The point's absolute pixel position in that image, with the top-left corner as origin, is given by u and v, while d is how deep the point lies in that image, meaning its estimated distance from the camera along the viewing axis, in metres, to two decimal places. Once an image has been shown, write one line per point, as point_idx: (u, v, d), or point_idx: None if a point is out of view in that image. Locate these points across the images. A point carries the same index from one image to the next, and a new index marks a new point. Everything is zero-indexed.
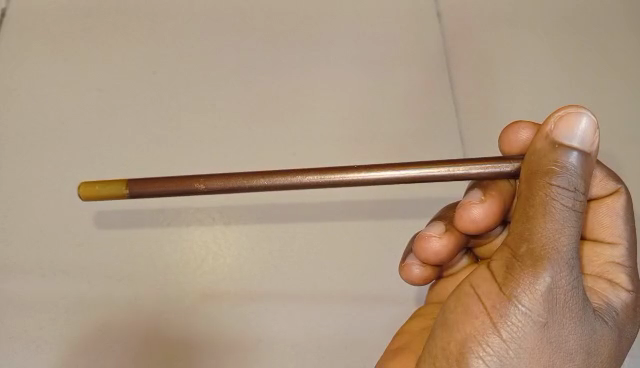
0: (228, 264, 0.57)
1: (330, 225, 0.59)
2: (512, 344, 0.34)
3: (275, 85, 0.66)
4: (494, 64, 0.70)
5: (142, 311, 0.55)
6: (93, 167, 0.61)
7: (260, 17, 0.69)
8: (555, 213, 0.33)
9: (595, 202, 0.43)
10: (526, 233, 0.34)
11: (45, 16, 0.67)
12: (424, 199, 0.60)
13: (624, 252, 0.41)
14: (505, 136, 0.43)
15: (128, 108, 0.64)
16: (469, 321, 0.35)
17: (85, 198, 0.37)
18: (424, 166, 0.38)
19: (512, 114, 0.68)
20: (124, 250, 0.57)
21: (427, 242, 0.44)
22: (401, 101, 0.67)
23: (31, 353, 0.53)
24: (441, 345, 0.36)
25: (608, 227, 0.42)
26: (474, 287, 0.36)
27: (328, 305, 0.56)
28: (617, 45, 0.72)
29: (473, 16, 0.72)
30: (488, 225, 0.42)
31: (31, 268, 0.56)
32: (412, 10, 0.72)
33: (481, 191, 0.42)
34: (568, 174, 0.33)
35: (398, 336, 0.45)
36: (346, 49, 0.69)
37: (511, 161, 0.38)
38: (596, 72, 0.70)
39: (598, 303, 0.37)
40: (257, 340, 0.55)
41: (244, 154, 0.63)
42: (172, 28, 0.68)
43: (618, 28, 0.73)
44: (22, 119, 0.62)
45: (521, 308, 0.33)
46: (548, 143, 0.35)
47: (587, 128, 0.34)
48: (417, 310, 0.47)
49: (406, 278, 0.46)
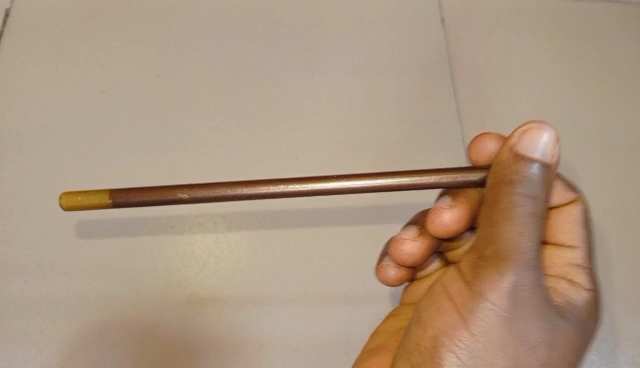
0: (228, 268, 0.58)
1: (328, 234, 0.59)
2: (482, 339, 0.34)
3: (278, 88, 0.67)
4: (493, 69, 0.71)
5: (143, 314, 0.55)
6: (96, 170, 0.61)
7: (262, 20, 0.70)
8: (519, 217, 0.34)
9: (556, 209, 0.43)
10: (491, 237, 0.35)
11: (48, 18, 0.68)
12: (420, 206, 0.61)
13: (581, 255, 0.41)
14: (473, 145, 0.44)
15: (132, 111, 0.64)
16: (441, 318, 0.36)
17: (67, 208, 0.37)
18: (398, 176, 0.39)
19: (514, 119, 0.68)
20: (126, 251, 0.58)
21: (400, 244, 0.46)
22: (402, 106, 0.67)
23: (31, 355, 0.53)
24: (416, 342, 0.37)
25: (567, 232, 0.43)
26: (447, 288, 0.37)
27: (329, 311, 0.57)
28: (616, 54, 0.73)
29: (474, 20, 0.73)
30: (458, 230, 0.43)
31: (33, 270, 0.56)
32: (414, 13, 0.72)
33: (451, 198, 0.43)
34: (529, 183, 0.34)
35: (374, 335, 0.47)
36: (349, 53, 0.69)
37: (478, 171, 0.38)
38: (596, 81, 0.71)
39: (561, 301, 0.37)
40: (258, 344, 0.55)
41: (247, 156, 0.63)
42: (180, 30, 0.68)
43: (616, 37, 0.74)
44: (26, 121, 0.63)
45: (489, 305, 0.34)
46: (512, 155, 0.35)
47: (547, 141, 0.35)
48: (391, 311, 0.50)
49: (381, 279, 0.48)
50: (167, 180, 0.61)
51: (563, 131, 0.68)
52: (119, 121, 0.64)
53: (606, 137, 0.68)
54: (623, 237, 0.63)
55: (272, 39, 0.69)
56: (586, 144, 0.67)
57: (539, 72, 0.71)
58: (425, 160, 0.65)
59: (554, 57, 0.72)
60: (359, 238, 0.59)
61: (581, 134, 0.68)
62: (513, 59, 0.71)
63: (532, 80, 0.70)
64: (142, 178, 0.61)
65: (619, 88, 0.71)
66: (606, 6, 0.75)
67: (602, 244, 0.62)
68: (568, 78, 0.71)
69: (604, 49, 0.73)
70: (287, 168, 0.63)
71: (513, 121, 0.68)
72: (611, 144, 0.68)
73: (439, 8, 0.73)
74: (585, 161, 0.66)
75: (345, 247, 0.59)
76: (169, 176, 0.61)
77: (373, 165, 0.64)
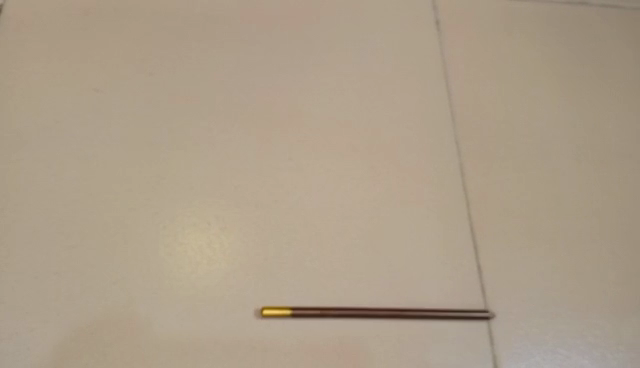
0: (220, 271, 0.56)
1: (323, 235, 0.59)
2: None
3: (272, 91, 0.68)
4: (483, 76, 0.72)
5: (136, 313, 0.53)
6: (89, 168, 0.60)
7: (258, 32, 0.72)
8: None
9: None
10: None
11: (44, 24, 0.68)
12: (413, 208, 0.62)
13: None
14: None
15: (127, 110, 0.64)
16: None
17: None
18: None
19: (508, 125, 0.68)
20: (119, 249, 0.56)
21: None
22: (395, 110, 0.68)
23: (18, 356, 0.50)
24: None
25: None
26: None
27: (323, 313, 0.55)
28: (604, 69, 0.75)
29: (462, 32, 0.75)
30: None
31: (23, 268, 0.54)
32: (407, 28, 0.74)
33: None
34: None
35: None
36: (341, 60, 0.71)
37: None
38: (585, 91, 0.72)
39: None
40: (255, 344, 0.53)
41: (240, 158, 0.63)
42: (174, 35, 0.70)
43: (598, 47, 0.76)
44: (20, 120, 0.62)
45: None
46: None
47: None
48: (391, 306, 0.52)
49: None
50: (161, 178, 0.60)
51: (554, 135, 0.68)
52: (114, 121, 0.63)
53: (597, 144, 0.68)
54: (619, 242, 0.62)
55: (268, 49, 0.71)
56: (579, 147, 0.68)
57: (530, 83, 0.72)
58: (420, 165, 0.65)
59: (543, 69, 0.73)
60: (353, 242, 0.59)
61: (574, 138, 0.68)
62: (504, 70, 0.73)
63: (522, 86, 0.72)
64: (136, 177, 0.60)
65: (608, 99, 0.72)
66: (585, 20, 0.79)
67: (601, 244, 0.62)
68: (558, 88, 0.72)
69: (592, 64, 0.75)
70: (281, 171, 0.62)
71: (506, 127, 0.68)
72: (602, 151, 0.68)
73: (434, 23, 0.75)
74: (578, 167, 0.66)
75: (340, 252, 0.58)
76: (162, 176, 0.60)
77: (368, 167, 0.64)
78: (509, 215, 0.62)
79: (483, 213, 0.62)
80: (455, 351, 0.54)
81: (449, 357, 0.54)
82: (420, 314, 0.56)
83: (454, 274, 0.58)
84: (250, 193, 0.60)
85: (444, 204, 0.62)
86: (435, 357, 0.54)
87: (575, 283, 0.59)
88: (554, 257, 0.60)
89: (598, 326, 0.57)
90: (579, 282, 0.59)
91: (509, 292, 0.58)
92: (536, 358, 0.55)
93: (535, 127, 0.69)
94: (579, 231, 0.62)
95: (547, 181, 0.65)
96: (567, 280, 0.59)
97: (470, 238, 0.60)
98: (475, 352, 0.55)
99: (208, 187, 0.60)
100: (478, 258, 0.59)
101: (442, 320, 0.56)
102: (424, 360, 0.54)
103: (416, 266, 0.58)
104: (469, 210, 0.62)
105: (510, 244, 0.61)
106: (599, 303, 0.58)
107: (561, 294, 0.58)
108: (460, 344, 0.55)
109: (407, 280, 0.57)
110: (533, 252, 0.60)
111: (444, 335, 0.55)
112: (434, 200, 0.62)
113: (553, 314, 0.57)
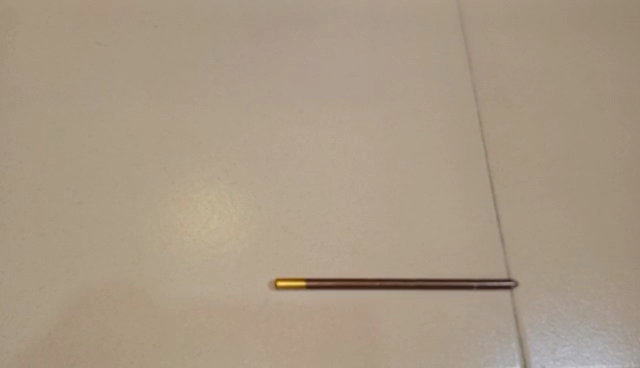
0: (230, 226, 0.54)
1: (335, 189, 0.57)
2: None
3: (280, 43, 0.65)
4: (500, 24, 0.69)
5: (144, 271, 0.51)
6: (94, 124, 0.58)
7: None
8: None
9: None
10: None
11: None
12: (429, 161, 0.59)
13: None
14: None
15: (130, 64, 0.62)
16: None
17: None
18: None
19: (526, 73, 0.66)
20: (126, 206, 0.54)
21: None
22: (408, 61, 0.65)
23: (28, 314, 0.49)
24: None
25: None
26: None
27: (337, 271, 0.53)
28: (628, 10, 0.71)
29: None
30: None
31: (31, 226, 0.52)
32: None
33: None
34: None
35: None
36: (352, 12, 0.68)
37: None
38: (609, 34, 0.69)
39: None
40: (266, 300, 0.51)
41: (248, 111, 0.60)
42: None
43: None
44: (22, 76, 0.60)
45: None
46: None
47: None
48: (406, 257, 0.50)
49: None
50: (167, 133, 0.58)
51: (575, 81, 0.65)
52: (119, 77, 0.61)
53: (622, 89, 0.65)
54: None
55: (274, 1, 0.68)
56: (603, 93, 0.65)
57: (549, 29, 0.69)
58: (435, 116, 0.62)
59: (562, 15, 0.70)
60: (367, 195, 0.57)
61: (597, 84, 0.65)
62: (521, 17, 0.70)
63: (540, 33, 0.69)
64: (142, 132, 0.58)
65: (633, 42, 0.68)
66: None
67: (629, 192, 0.59)
68: (579, 32, 0.69)
69: (616, 6, 0.71)
70: (291, 123, 0.60)
71: (523, 74, 0.66)
72: (627, 96, 0.65)
73: None
74: (601, 112, 0.63)
75: (354, 204, 0.56)
76: (169, 130, 0.58)
77: (381, 120, 0.61)
78: (529, 165, 0.60)
79: (501, 164, 0.60)
80: (473, 300, 0.52)
81: (467, 308, 0.52)
82: (437, 269, 0.54)
83: (473, 226, 0.56)
84: (259, 147, 0.58)
85: (461, 156, 0.60)
86: (453, 308, 0.52)
87: (598, 232, 0.56)
88: (577, 206, 0.58)
89: (624, 276, 0.54)
90: (603, 231, 0.56)
91: (530, 244, 0.56)
92: (558, 309, 0.53)
93: (555, 75, 0.66)
94: (602, 179, 0.59)
95: (568, 129, 0.62)
96: (589, 230, 0.56)
97: (489, 189, 0.58)
98: (494, 303, 0.53)
99: (216, 141, 0.58)
100: (497, 209, 0.57)
101: (460, 272, 0.54)
102: (442, 312, 0.52)
103: (432, 219, 0.56)
104: (487, 161, 0.60)
105: (530, 194, 0.58)
106: (626, 253, 0.55)
107: (584, 246, 0.56)
108: (479, 295, 0.53)
109: (423, 233, 0.55)
110: (555, 202, 0.58)
111: (463, 285, 0.53)
112: (451, 152, 0.60)
113: (575, 265, 0.55)
